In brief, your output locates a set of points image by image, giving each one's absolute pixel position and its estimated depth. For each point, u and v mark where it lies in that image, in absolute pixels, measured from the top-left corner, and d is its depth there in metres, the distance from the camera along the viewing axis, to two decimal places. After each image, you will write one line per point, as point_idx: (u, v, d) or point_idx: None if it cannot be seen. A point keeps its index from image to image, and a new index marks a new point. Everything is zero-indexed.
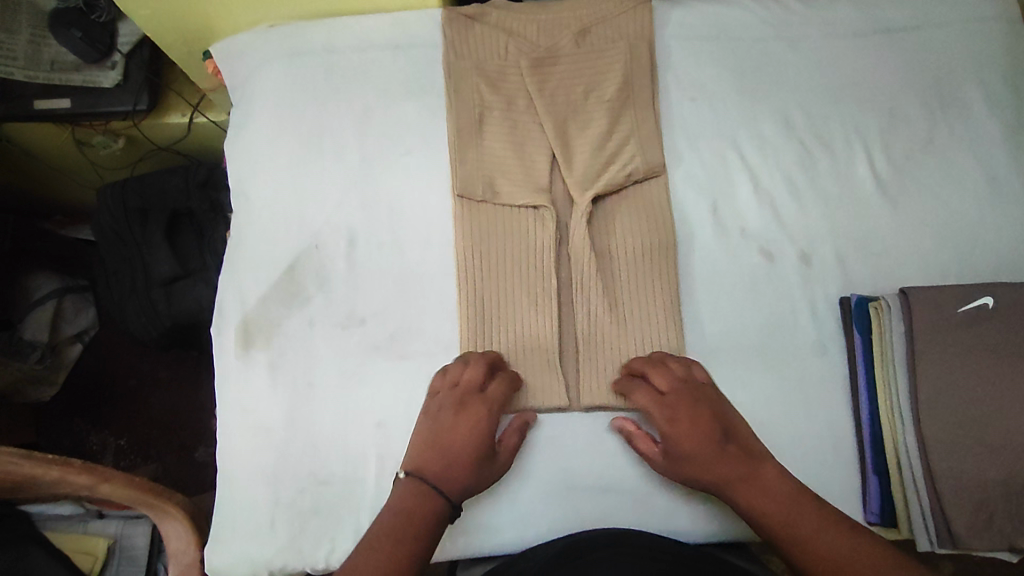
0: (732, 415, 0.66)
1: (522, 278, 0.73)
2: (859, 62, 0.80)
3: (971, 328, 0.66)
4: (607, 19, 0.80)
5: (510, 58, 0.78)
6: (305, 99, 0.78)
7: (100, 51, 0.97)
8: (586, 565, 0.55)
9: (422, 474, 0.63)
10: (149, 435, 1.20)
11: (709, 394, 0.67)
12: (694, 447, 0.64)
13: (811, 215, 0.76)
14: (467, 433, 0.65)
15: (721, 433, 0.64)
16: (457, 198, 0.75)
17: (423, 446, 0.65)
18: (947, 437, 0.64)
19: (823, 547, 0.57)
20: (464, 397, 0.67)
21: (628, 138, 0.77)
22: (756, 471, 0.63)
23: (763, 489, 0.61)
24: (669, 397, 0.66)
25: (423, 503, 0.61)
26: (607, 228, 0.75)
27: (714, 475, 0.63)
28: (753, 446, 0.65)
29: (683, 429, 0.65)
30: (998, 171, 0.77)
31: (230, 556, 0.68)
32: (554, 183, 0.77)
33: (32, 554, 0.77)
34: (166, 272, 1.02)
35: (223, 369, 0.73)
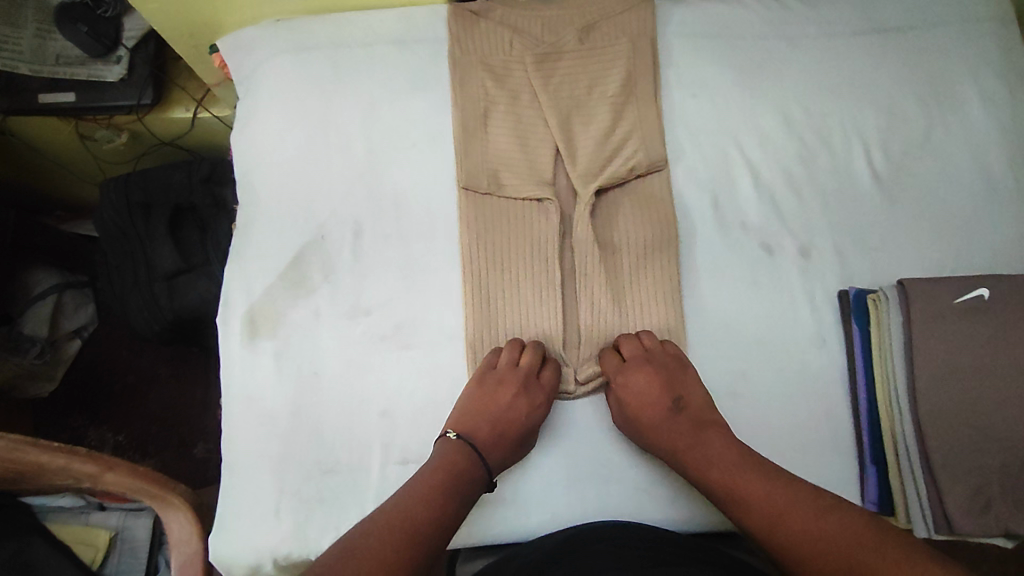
0: (691, 386, 0.70)
1: (527, 269, 0.74)
2: (858, 61, 0.81)
3: (968, 320, 0.67)
4: (610, 16, 0.81)
5: (515, 54, 0.80)
6: (311, 92, 0.79)
7: (105, 46, 0.97)
8: (588, 559, 0.56)
9: (470, 441, 0.67)
10: (148, 431, 1.19)
11: (669, 364, 0.70)
12: (643, 413, 0.68)
13: (810, 210, 0.77)
14: (522, 415, 0.69)
15: (671, 404, 0.68)
16: (462, 190, 0.76)
17: (473, 414, 0.69)
18: (944, 426, 0.66)
19: (766, 506, 0.60)
20: (526, 378, 0.70)
21: (631, 133, 0.78)
22: (702, 437, 0.66)
23: (714, 456, 0.64)
24: (627, 363, 0.70)
25: (470, 470, 0.65)
26: (610, 221, 0.76)
27: (661, 442, 0.67)
28: (703, 415, 0.68)
29: (633, 395, 0.69)
30: (994, 168, 0.79)
31: (234, 544, 0.68)
32: (558, 176, 0.78)
33: (34, 545, 0.77)
34: (167, 266, 1.02)
35: (229, 359, 0.74)
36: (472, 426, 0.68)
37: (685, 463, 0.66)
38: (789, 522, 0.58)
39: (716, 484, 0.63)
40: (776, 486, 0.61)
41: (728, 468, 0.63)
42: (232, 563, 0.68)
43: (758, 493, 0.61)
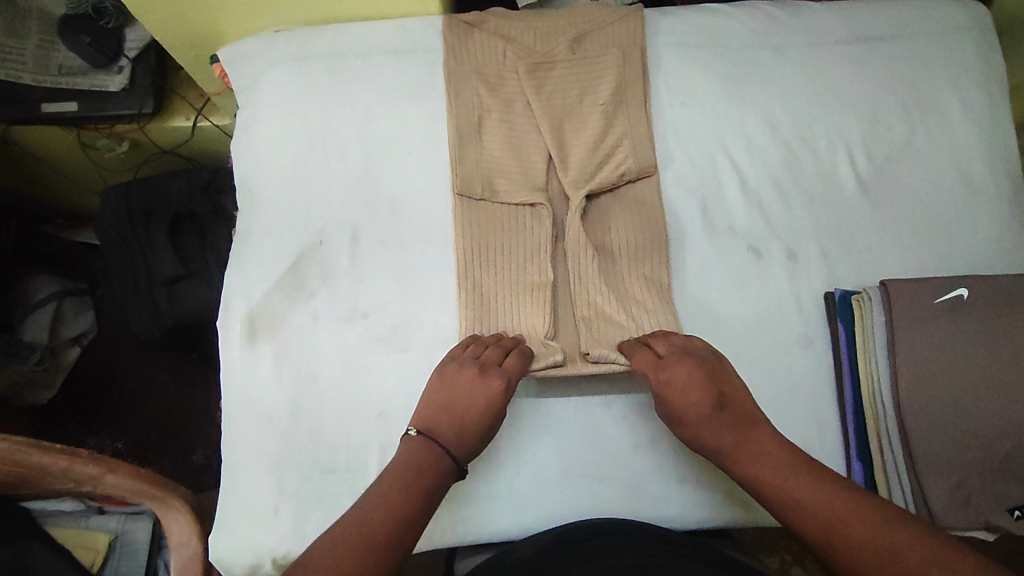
0: (730, 380, 0.65)
1: (521, 270, 0.76)
2: (842, 69, 0.84)
3: (947, 318, 0.69)
4: (601, 27, 0.83)
5: (509, 64, 0.82)
6: (310, 101, 0.81)
7: (108, 57, 0.99)
8: (586, 550, 0.57)
9: (426, 432, 0.63)
10: (147, 437, 1.20)
11: (708, 359, 0.66)
12: (685, 411, 0.64)
13: (797, 214, 0.79)
14: (480, 401, 0.64)
15: (715, 400, 0.63)
16: (457, 196, 0.78)
17: (434, 407, 0.65)
18: (925, 421, 0.67)
19: (823, 515, 0.54)
20: (485, 366, 0.66)
21: (622, 139, 0.80)
22: (748, 436, 0.61)
23: (762, 458, 0.60)
24: (664, 359, 0.66)
25: (431, 463, 0.60)
26: (602, 226, 0.78)
27: (705, 442, 0.63)
28: (746, 410, 0.63)
29: (675, 393, 0.64)
30: (974, 172, 0.81)
31: (235, 543, 0.70)
32: (551, 182, 0.80)
33: (33, 549, 0.73)
34: (168, 272, 1.03)
35: (229, 362, 0.75)
36: (430, 418, 0.64)
37: (736, 464, 0.61)
38: (847, 536, 0.52)
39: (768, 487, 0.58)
40: (827, 492, 0.55)
41: (778, 474, 0.58)
42: (233, 563, 0.70)
43: (810, 499, 0.55)
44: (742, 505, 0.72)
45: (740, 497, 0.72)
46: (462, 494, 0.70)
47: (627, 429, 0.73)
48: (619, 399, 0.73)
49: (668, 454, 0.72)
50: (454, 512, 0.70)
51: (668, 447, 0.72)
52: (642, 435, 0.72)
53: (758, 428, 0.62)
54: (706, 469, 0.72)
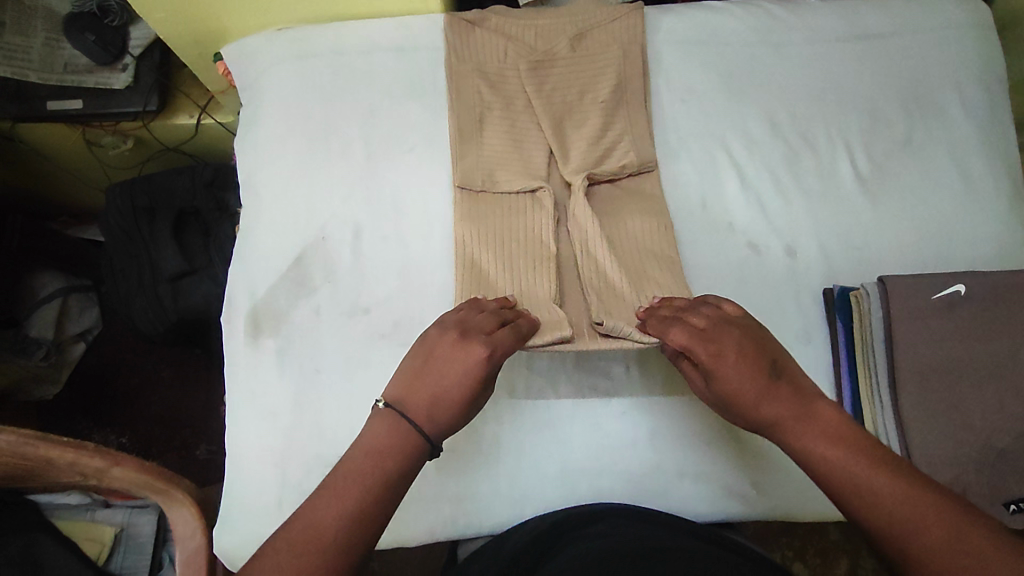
0: (777, 352, 0.58)
1: (525, 251, 0.75)
2: (841, 64, 0.84)
3: (944, 314, 0.70)
4: (602, 24, 0.84)
5: (510, 61, 0.82)
6: (312, 98, 0.82)
7: (112, 55, 1.00)
8: (591, 530, 0.58)
9: (396, 403, 0.57)
10: (151, 432, 1.21)
11: (753, 330, 0.59)
12: (740, 388, 0.55)
13: (795, 211, 0.80)
14: (458, 367, 0.58)
15: (768, 370, 0.56)
16: (457, 188, 0.79)
17: (413, 376, 0.58)
18: (922, 417, 0.68)
19: (900, 511, 0.46)
20: (469, 330, 0.60)
21: (622, 135, 0.80)
22: (810, 411, 0.54)
23: (824, 436, 0.52)
24: (707, 330, 0.59)
25: (396, 440, 0.54)
26: (607, 216, 0.78)
27: (763, 418, 0.55)
28: (805, 385, 0.56)
29: (728, 367, 0.56)
30: (973, 168, 0.82)
31: (239, 535, 0.70)
32: (552, 173, 0.80)
33: (40, 541, 0.74)
34: (171, 267, 1.04)
35: (233, 356, 0.76)
36: (405, 389, 0.58)
37: (799, 443, 0.52)
38: (935, 538, 0.44)
39: (837, 471, 0.49)
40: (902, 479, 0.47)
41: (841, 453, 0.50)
42: (239, 554, 0.70)
43: (887, 488, 0.47)
44: (741, 498, 0.72)
45: (739, 491, 0.72)
46: (463, 488, 0.71)
47: (626, 424, 0.73)
48: (618, 395, 0.74)
49: (668, 447, 0.73)
50: (456, 507, 0.71)
51: (666, 442, 0.73)
52: (641, 429, 0.73)
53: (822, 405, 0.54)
54: (705, 462, 0.73)
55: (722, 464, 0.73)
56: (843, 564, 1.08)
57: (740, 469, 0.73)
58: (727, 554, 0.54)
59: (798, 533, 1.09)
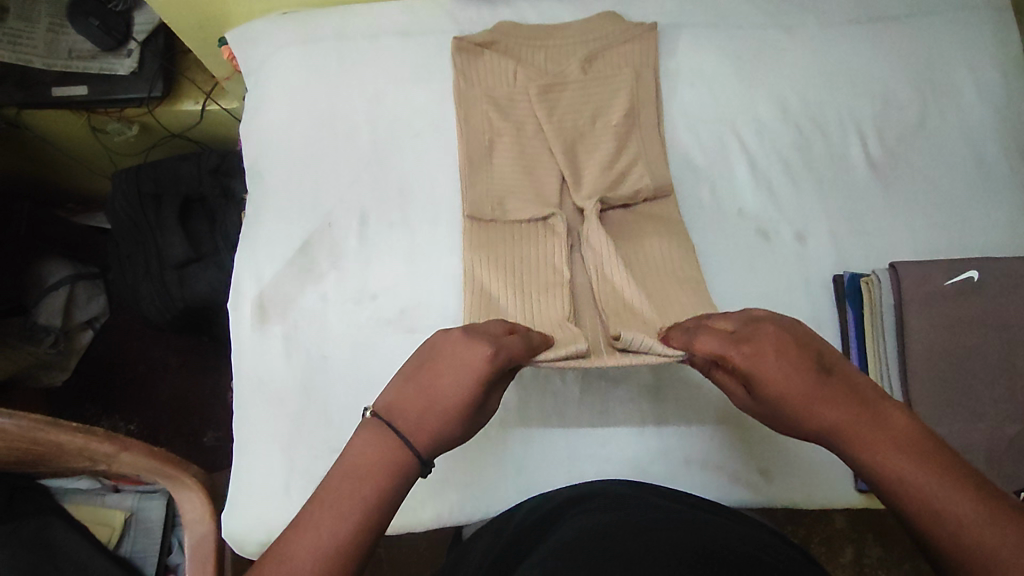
0: (823, 346, 0.53)
1: (535, 275, 0.74)
2: (853, 47, 0.83)
3: (957, 300, 0.69)
4: (612, 46, 0.82)
5: (519, 84, 0.81)
6: (319, 81, 0.82)
7: (116, 40, 1.00)
8: (592, 500, 0.59)
9: (384, 412, 0.53)
10: (159, 419, 1.22)
11: (792, 327, 0.54)
12: (787, 387, 0.51)
13: (806, 195, 0.79)
14: (457, 371, 0.53)
15: (817, 364, 0.51)
16: (468, 219, 0.77)
17: (409, 380, 0.54)
18: (934, 404, 0.67)
19: (976, 532, 0.42)
20: (476, 331, 0.57)
21: (636, 160, 0.78)
22: (873, 411, 0.49)
23: (890, 440, 0.47)
24: (738, 332, 0.55)
25: (379, 459, 0.49)
26: (623, 240, 0.76)
27: (815, 420, 0.50)
28: (866, 386, 0.50)
29: (768, 365, 0.51)
30: (987, 153, 0.81)
31: (248, 521, 0.70)
32: (564, 201, 0.78)
33: (52, 525, 0.74)
34: (178, 254, 1.04)
35: (240, 342, 0.76)
36: (398, 395, 0.54)
37: (857, 446, 0.48)
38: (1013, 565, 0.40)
39: (903, 482, 0.45)
40: (979, 494, 0.43)
41: (906, 459, 0.46)
42: (246, 539, 0.70)
43: (959, 503, 0.43)
44: (749, 485, 0.72)
45: (747, 477, 0.72)
46: (470, 475, 0.71)
47: (633, 411, 0.73)
48: (625, 382, 0.74)
49: (675, 434, 0.72)
50: (464, 492, 0.71)
51: (672, 426, 0.73)
52: (648, 415, 0.73)
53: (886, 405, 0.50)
54: (714, 449, 0.72)
55: (730, 450, 0.73)
56: (848, 550, 1.08)
57: (748, 456, 0.73)
58: (729, 521, 0.56)
59: (803, 521, 1.09)
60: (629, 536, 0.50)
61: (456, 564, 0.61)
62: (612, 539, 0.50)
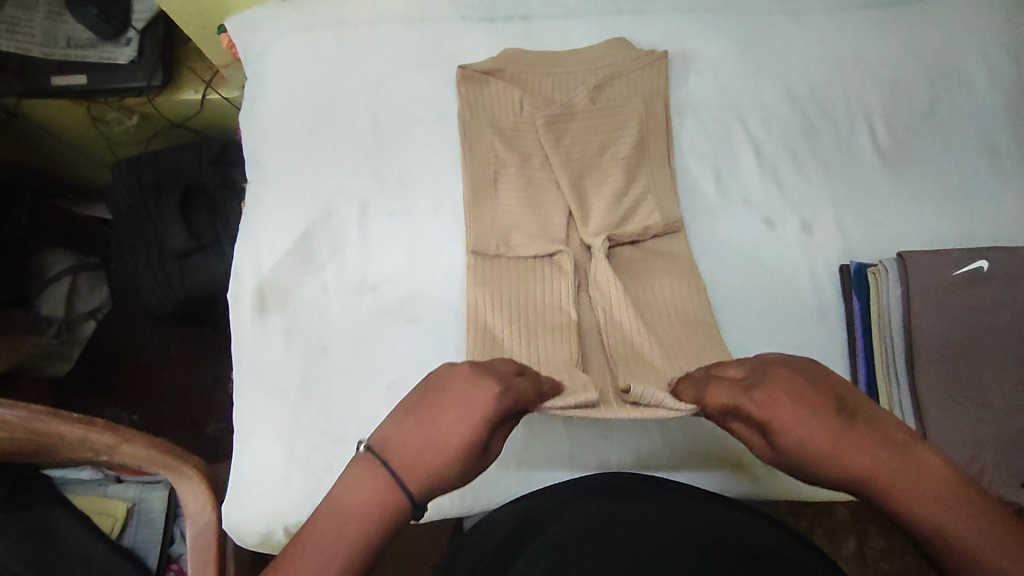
0: (843, 387, 0.52)
1: (542, 318, 0.71)
2: (863, 34, 0.83)
3: (966, 290, 0.68)
4: (623, 73, 0.79)
5: (526, 115, 0.79)
6: (318, 70, 0.81)
7: (115, 28, 0.99)
8: (594, 492, 0.59)
9: (378, 446, 0.50)
10: (162, 409, 1.22)
11: (805, 371, 0.54)
12: (809, 435, 0.49)
13: (812, 184, 0.78)
14: (459, 411, 0.52)
15: (838, 409, 0.50)
16: (472, 254, 0.74)
17: (407, 415, 0.52)
18: (941, 394, 0.66)
19: None
20: (484, 367, 0.55)
21: (644, 196, 0.76)
22: (907, 456, 0.48)
23: (926, 489, 0.45)
24: (749, 381, 0.54)
25: (370, 497, 0.47)
26: (631, 279, 0.73)
27: (846, 471, 0.48)
28: (897, 431, 0.49)
29: (784, 412, 0.50)
30: (998, 141, 0.80)
31: (248, 512, 0.69)
32: (570, 236, 0.76)
33: (55, 513, 0.74)
34: (179, 245, 1.04)
35: (240, 334, 0.74)
36: (394, 429, 0.52)
37: (895, 498, 0.46)
38: None
39: (950, 541, 0.43)
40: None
41: (947, 509, 0.44)
42: (246, 530, 0.69)
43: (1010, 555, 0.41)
44: (751, 478, 0.71)
45: (749, 470, 0.72)
46: None
47: None
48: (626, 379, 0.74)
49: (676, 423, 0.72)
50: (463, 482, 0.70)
51: (676, 421, 0.72)
52: None
53: (919, 449, 0.48)
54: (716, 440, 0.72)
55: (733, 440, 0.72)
56: (851, 541, 1.08)
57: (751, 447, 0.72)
58: (737, 515, 0.55)
59: (807, 513, 1.08)
60: (622, 529, 0.50)
61: (455, 557, 0.60)
62: (605, 533, 0.49)
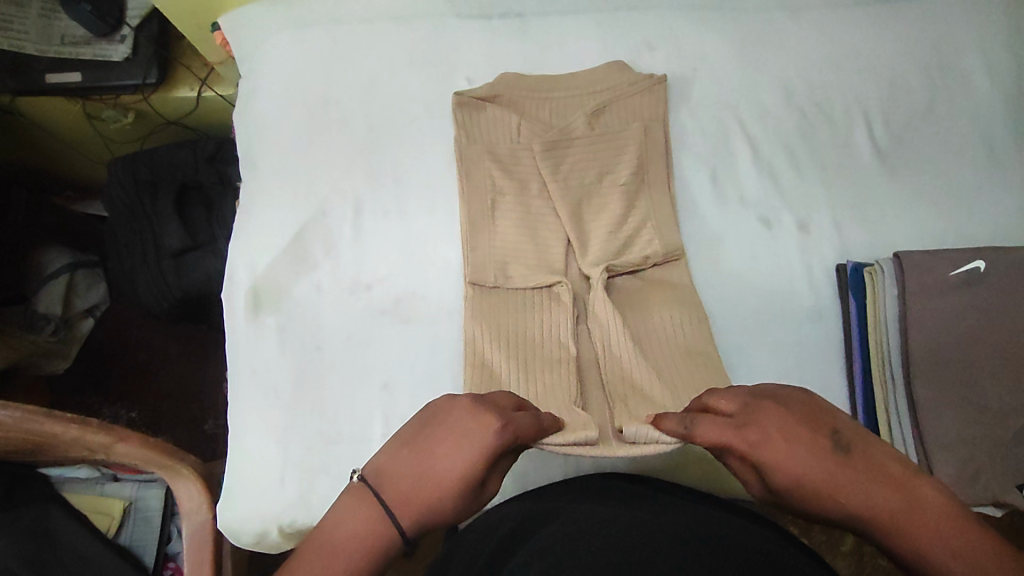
0: (834, 418, 0.53)
1: (540, 352, 0.70)
2: (863, 32, 0.83)
3: (963, 289, 0.68)
4: (621, 98, 0.78)
5: (523, 142, 0.78)
6: (313, 68, 0.81)
7: (110, 25, 0.99)
8: (589, 492, 0.59)
9: (374, 477, 0.52)
10: (159, 407, 1.22)
11: (794, 403, 0.54)
12: (805, 473, 0.50)
13: (810, 182, 0.77)
14: (454, 446, 0.51)
15: (831, 444, 0.51)
16: (470, 285, 0.73)
17: (405, 447, 0.53)
18: (936, 394, 0.66)
19: None
20: (483, 401, 0.55)
21: (643, 224, 0.75)
22: (902, 488, 0.49)
23: (922, 522, 0.47)
24: (739, 416, 0.54)
25: (359, 528, 0.49)
26: (631, 311, 0.72)
27: (843, 507, 0.49)
28: (890, 463, 0.50)
29: (778, 451, 0.51)
30: (996, 140, 0.79)
31: (243, 512, 0.68)
32: (569, 265, 0.75)
33: (51, 513, 0.74)
34: (175, 244, 1.03)
35: (234, 333, 0.74)
36: (390, 461, 0.53)
37: (893, 533, 0.48)
38: None
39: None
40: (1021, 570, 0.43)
41: (945, 542, 0.46)
42: (240, 529, 0.69)
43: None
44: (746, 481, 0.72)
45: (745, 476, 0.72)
46: None
47: None
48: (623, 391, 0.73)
49: None
50: None
51: None
52: None
53: (912, 481, 0.49)
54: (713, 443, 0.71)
55: None
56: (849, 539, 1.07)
57: None
58: (729, 516, 0.55)
59: None
60: (612, 527, 0.50)
61: (448, 557, 0.60)
62: (595, 532, 0.50)
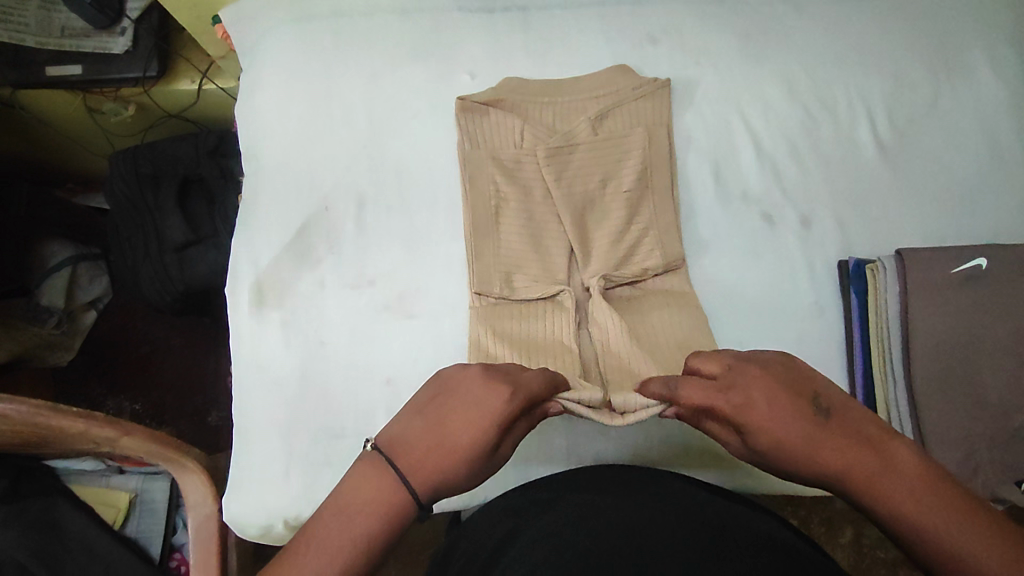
0: (819, 385, 0.55)
1: (544, 345, 0.70)
2: (868, 26, 0.82)
3: (963, 287, 0.68)
4: (624, 103, 0.78)
5: (526, 147, 0.77)
6: (314, 61, 0.81)
7: (110, 18, 0.98)
8: (593, 480, 0.60)
9: (388, 445, 0.53)
10: (162, 399, 1.23)
11: (779, 367, 0.56)
12: (785, 435, 0.52)
13: (812, 177, 0.77)
14: (468, 413, 0.52)
15: (814, 409, 0.53)
16: (474, 294, 0.73)
17: (418, 415, 0.54)
18: (935, 391, 0.67)
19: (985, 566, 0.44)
20: (494, 369, 0.56)
21: (647, 231, 0.74)
22: (879, 450, 0.51)
23: (897, 480, 0.50)
24: (724, 379, 0.55)
25: (376, 494, 0.49)
26: (631, 315, 0.72)
27: (823, 469, 0.52)
28: (870, 428, 0.53)
29: (760, 415, 0.53)
30: (999, 136, 0.79)
31: (247, 505, 0.69)
32: (572, 276, 0.75)
33: (57, 504, 0.74)
34: (178, 237, 1.03)
35: (237, 328, 0.74)
36: (404, 429, 0.54)
37: (867, 491, 0.50)
38: None
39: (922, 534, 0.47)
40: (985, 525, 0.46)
41: (916, 499, 0.48)
42: (246, 522, 0.69)
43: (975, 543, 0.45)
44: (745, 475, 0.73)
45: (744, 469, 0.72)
46: None
47: None
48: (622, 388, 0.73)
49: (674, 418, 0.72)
50: None
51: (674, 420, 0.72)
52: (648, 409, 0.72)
53: (890, 443, 0.52)
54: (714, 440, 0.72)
55: None
56: (848, 530, 1.08)
57: None
58: (731, 504, 0.55)
59: (804, 502, 1.08)
60: (613, 518, 0.50)
61: (453, 546, 0.61)
62: (597, 523, 0.50)
